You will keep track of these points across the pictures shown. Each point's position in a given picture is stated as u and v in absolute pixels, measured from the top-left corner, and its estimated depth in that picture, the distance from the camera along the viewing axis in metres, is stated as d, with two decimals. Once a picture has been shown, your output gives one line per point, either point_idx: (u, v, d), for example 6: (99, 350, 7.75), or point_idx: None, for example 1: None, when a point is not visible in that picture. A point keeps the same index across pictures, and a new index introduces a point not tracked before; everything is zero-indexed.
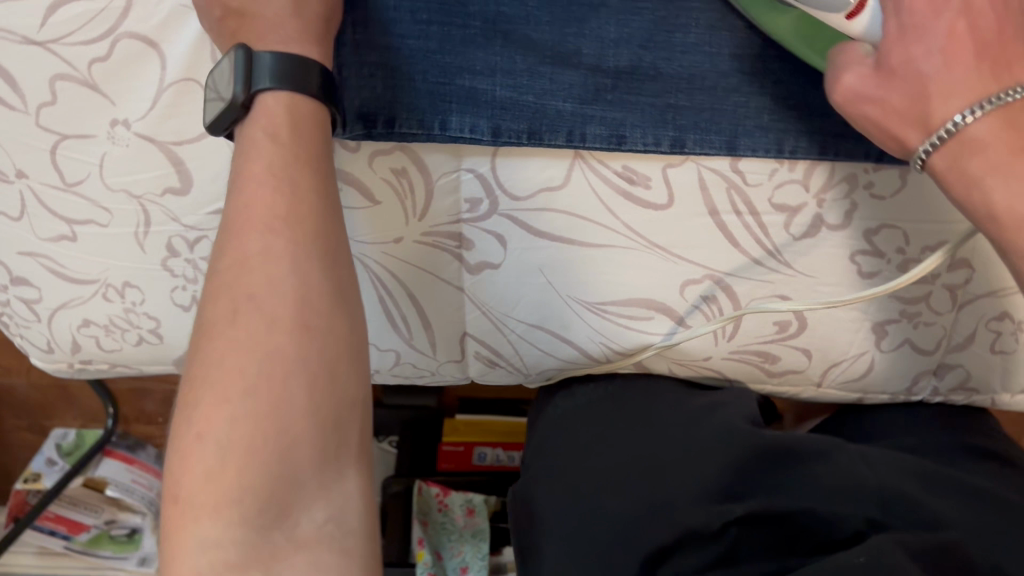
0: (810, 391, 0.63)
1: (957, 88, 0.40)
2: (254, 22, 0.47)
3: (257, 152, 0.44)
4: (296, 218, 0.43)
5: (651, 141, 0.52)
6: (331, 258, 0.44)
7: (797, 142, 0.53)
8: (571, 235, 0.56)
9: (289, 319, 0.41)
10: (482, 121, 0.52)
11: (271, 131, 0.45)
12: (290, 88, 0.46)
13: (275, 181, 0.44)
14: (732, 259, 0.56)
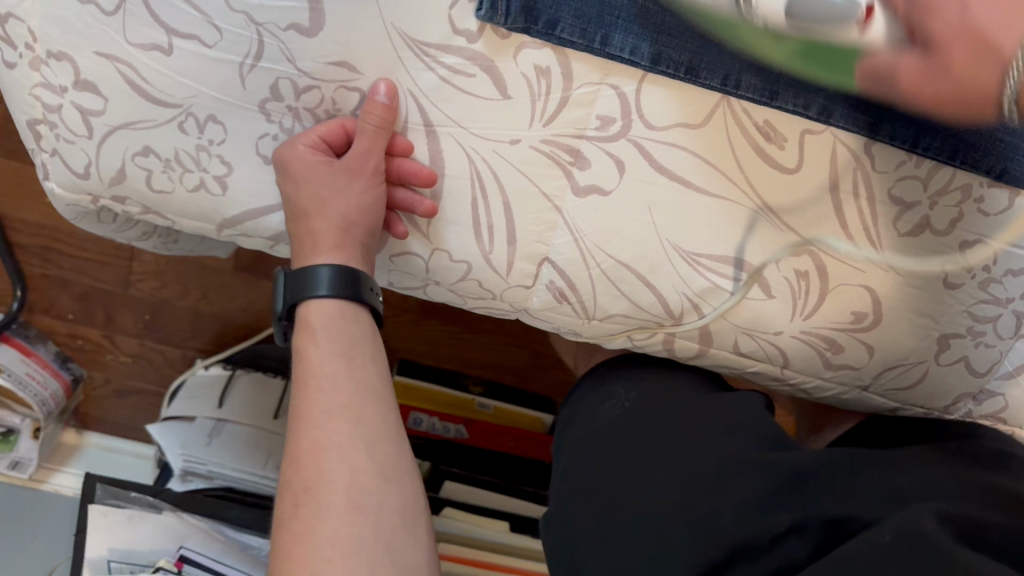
0: (852, 394, 0.63)
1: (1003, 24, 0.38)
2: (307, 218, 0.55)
3: (305, 364, 0.52)
4: (342, 411, 0.51)
5: (801, 104, 0.53)
6: (377, 444, 0.50)
7: (932, 140, 0.53)
8: (691, 178, 0.54)
9: (342, 502, 0.47)
10: (645, 45, 0.51)
11: (310, 343, 0.53)
12: (329, 304, 0.54)
13: (315, 382, 0.51)
14: (837, 239, 0.56)
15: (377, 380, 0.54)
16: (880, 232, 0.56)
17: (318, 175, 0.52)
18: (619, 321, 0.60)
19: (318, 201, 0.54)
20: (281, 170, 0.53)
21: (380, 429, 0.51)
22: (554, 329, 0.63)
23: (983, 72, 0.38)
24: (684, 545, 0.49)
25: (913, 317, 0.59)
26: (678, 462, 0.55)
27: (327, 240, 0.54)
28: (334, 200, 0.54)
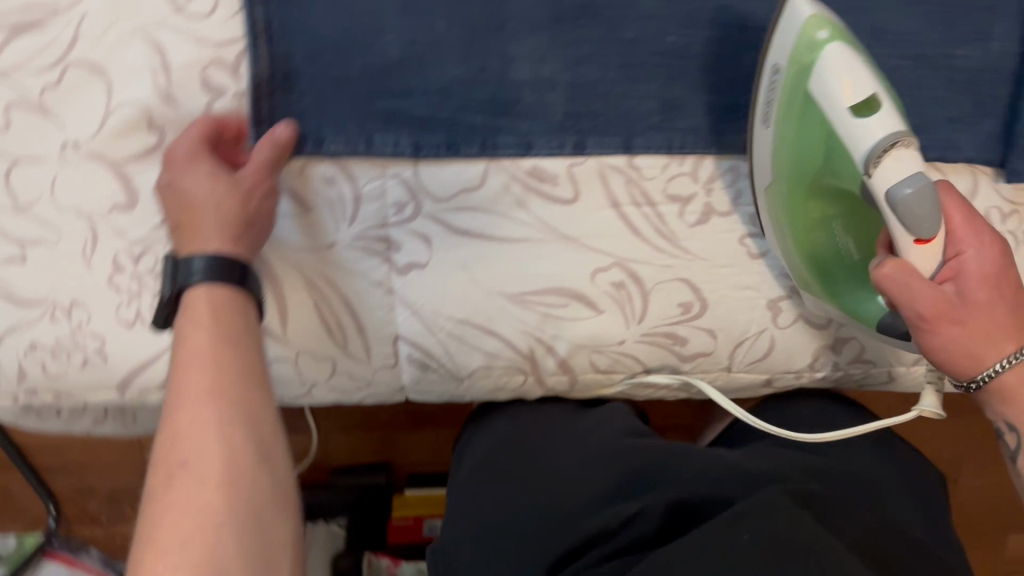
0: (721, 379, 0.68)
1: (994, 320, 0.49)
2: (196, 210, 0.54)
3: (186, 345, 0.49)
4: (220, 391, 0.48)
5: (555, 146, 0.60)
6: (253, 424, 0.48)
7: (684, 138, 0.61)
8: (497, 233, 0.61)
9: (216, 475, 0.45)
10: (404, 138, 0.59)
11: (192, 316, 0.50)
12: (215, 290, 0.51)
13: (196, 369, 0.48)
14: (636, 247, 0.63)
15: (255, 356, 0.51)
16: (673, 227, 0.62)
17: (201, 173, 0.54)
18: (486, 374, 0.66)
19: (192, 201, 0.54)
20: (166, 161, 0.55)
21: (258, 408, 0.49)
22: (440, 398, 0.68)
23: (992, 351, 0.49)
24: (553, 536, 0.56)
25: (736, 293, 0.64)
26: (555, 476, 0.60)
27: (210, 229, 0.53)
28: (212, 201, 0.54)
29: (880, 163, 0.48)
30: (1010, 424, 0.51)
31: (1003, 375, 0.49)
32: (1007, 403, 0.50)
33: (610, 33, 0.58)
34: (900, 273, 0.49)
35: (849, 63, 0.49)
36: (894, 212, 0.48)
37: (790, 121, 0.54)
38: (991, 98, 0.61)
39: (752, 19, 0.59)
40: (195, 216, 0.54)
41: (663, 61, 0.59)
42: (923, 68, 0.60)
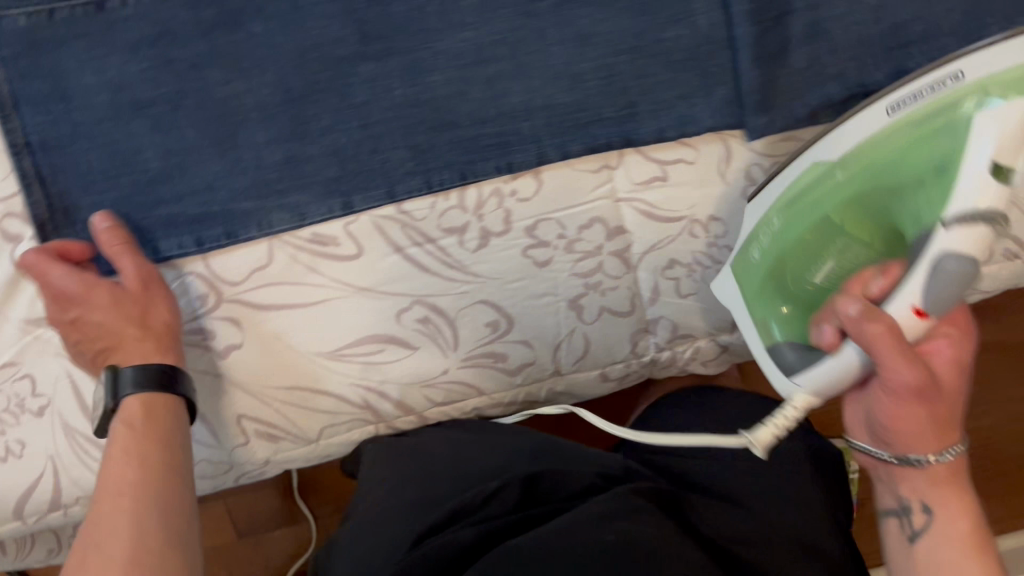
0: (558, 383, 0.72)
1: (946, 416, 0.53)
2: (111, 339, 0.61)
3: (117, 441, 0.56)
4: (137, 488, 0.53)
5: (326, 211, 0.65)
6: (169, 510, 0.53)
7: (441, 176, 0.65)
8: (298, 301, 0.67)
9: (126, 557, 0.49)
10: (187, 237, 0.65)
11: (122, 416, 0.57)
12: (139, 397, 0.58)
13: (117, 462, 0.54)
14: (426, 281, 0.67)
15: (178, 446, 0.58)
16: (457, 256, 0.67)
17: (104, 293, 0.61)
18: (333, 432, 0.71)
19: (111, 333, 0.61)
20: (60, 299, 0.61)
21: (173, 497, 0.54)
22: (307, 462, 0.74)
23: (932, 439, 0.53)
24: (415, 520, 0.61)
25: (535, 301, 0.68)
26: (428, 473, 0.66)
27: (135, 354, 0.60)
28: (117, 324, 0.61)
29: (958, 230, 0.47)
30: (924, 504, 0.55)
31: (923, 467, 0.54)
32: (926, 482, 0.55)
33: (342, 101, 0.64)
34: (875, 318, 0.49)
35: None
36: (924, 282, 0.49)
37: (903, 142, 0.51)
38: (714, 66, 0.64)
39: (467, 55, 0.64)
40: (122, 341, 0.61)
41: (398, 113, 0.64)
42: (638, 59, 0.64)
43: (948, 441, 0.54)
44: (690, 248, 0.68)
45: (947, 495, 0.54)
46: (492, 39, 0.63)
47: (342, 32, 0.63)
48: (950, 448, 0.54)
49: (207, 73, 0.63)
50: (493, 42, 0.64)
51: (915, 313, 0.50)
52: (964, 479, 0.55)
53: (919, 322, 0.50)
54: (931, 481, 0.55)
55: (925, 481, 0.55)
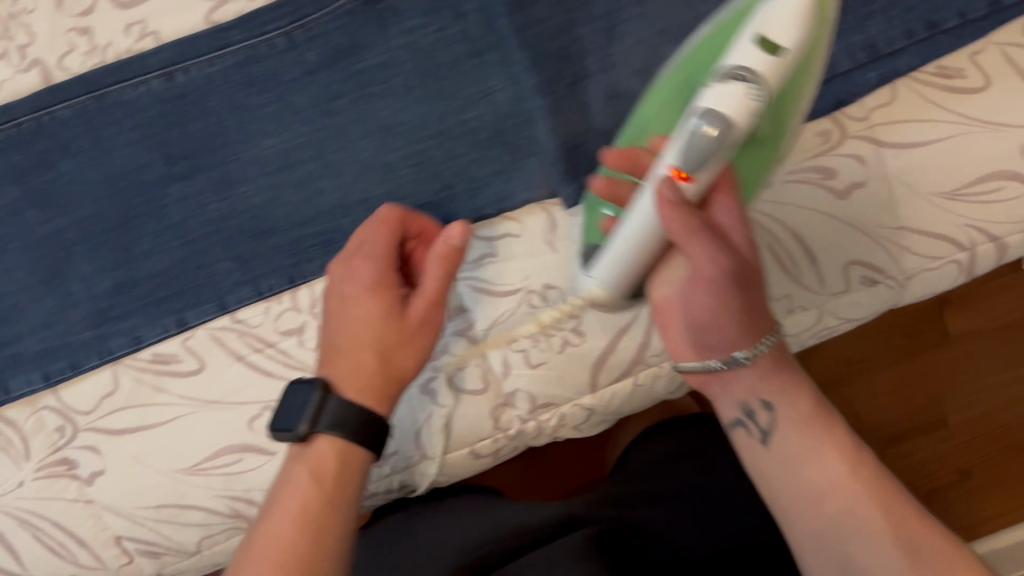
0: (427, 467, 0.70)
1: (757, 304, 0.49)
2: (341, 357, 0.57)
3: (295, 492, 0.53)
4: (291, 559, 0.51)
5: (161, 330, 0.66)
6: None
7: (269, 281, 0.66)
8: (152, 420, 0.67)
9: None
10: (35, 373, 0.67)
11: (306, 464, 0.54)
12: (336, 437, 0.55)
13: (302, 511, 0.53)
14: (274, 385, 0.66)
15: (341, 511, 0.54)
16: (300, 357, 0.66)
17: (347, 308, 0.58)
18: (214, 543, 0.68)
19: (348, 338, 0.57)
20: (342, 267, 0.59)
21: (322, 552, 0.52)
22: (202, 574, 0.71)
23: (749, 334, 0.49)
24: None
25: None
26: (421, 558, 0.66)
27: (348, 362, 0.57)
28: (370, 330, 0.57)
29: (721, 90, 0.46)
30: (765, 403, 0.50)
31: (748, 365, 0.50)
32: (757, 378, 0.50)
33: (159, 223, 0.65)
34: (688, 215, 0.46)
35: (795, 32, 0.48)
36: (681, 145, 0.47)
37: (722, 35, 0.52)
38: (526, 138, 0.63)
39: (274, 162, 0.64)
40: (364, 356, 0.57)
41: (216, 226, 0.65)
42: (446, 142, 0.64)
43: (763, 330, 0.49)
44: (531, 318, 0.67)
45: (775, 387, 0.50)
46: (294, 143, 0.64)
47: (147, 158, 0.64)
48: (767, 338, 0.50)
49: (26, 215, 0.65)
50: (297, 146, 0.64)
51: (676, 174, 0.47)
52: (791, 365, 0.51)
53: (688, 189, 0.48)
54: (762, 374, 0.50)
55: (756, 376, 0.50)
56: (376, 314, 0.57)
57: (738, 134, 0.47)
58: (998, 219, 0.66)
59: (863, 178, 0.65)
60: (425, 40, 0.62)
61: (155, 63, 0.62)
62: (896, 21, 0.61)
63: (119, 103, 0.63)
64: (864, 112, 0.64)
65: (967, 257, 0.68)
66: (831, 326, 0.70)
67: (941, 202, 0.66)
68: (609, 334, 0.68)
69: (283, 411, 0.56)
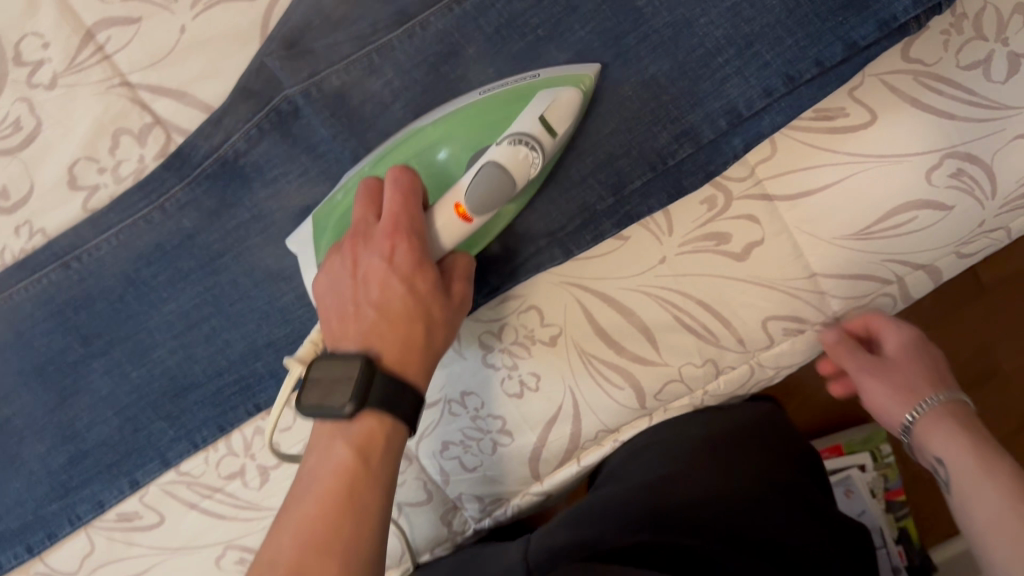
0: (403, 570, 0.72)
1: (908, 380, 0.61)
2: (373, 326, 0.49)
3: (301, 485, 0.48)
4: (324, 543, 0.44)
5: (118, 492, 0.70)
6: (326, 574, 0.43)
7: (202, 432, 0.68)
8: (134, 570, 0.70)
9: None
10: (18, 547, 0.72)
11: (347, 438, 0.47)
12: (364, 423, 0.47)
13: (349, 485, 0.46)
14: (229, 525, 0.69)
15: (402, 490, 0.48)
16: (246, 496, 0.68)
17: (384, 270, 0.50)
18: None
19: (391, 296, 0.49)
20: (357, 234, 0.52)
21: (364, 530, 0.45)
22: None
23: (901, 406, 0.61)
24: None
25: None
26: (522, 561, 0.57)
27: (390, 339, 0.49)
28: (407, 302, 0.49)
29: (513, 151, 0.51)
30: (937, 458, 0.57)
31: (915, 421, 0.60)
32: (931, 420, 0.58)
33: (91, 396, 0.68)
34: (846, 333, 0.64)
35: (560, 129, 0.53)
36: (467, 183, 0.51)
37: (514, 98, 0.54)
38: None
39: (178, 324, 0.66)
40: (414, 333, 0.49)
41: (142, 390, 0.68)
42: None
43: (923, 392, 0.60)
44: (456, 427, 0.67)
45: (949, 421, 0.58)
46: (190, 301, 0.66)
47: (65, 342, 0.67)
48: (930, 398, 0.60)
49: None
50: (197, 306, 0.66)
51: (458, 213, 0.52)
52: (963, 419, 0.58)
53: (465, 226, 0.52)
54: (939, 417, 0.58)
55: (931, 418, 0.59)
56: (408, 284, 0.50)
57: (511, 192, 0.52)
58: (917, 248, 0.62)
59: (761, 236, 0.62)
60: (289, 186, 0.63)
61: (47, 258, 0.65)
62: (753, 81, 0.57)
63: (26, 301, 0.66)
64: (746, 170, 0.61)
65: (897, 289, 0.64)
66: (768, 376, 0.67)
67: (850, 243, 0.62)
68: (538, 429, 0.67)
69: (331, 376, 0.48)
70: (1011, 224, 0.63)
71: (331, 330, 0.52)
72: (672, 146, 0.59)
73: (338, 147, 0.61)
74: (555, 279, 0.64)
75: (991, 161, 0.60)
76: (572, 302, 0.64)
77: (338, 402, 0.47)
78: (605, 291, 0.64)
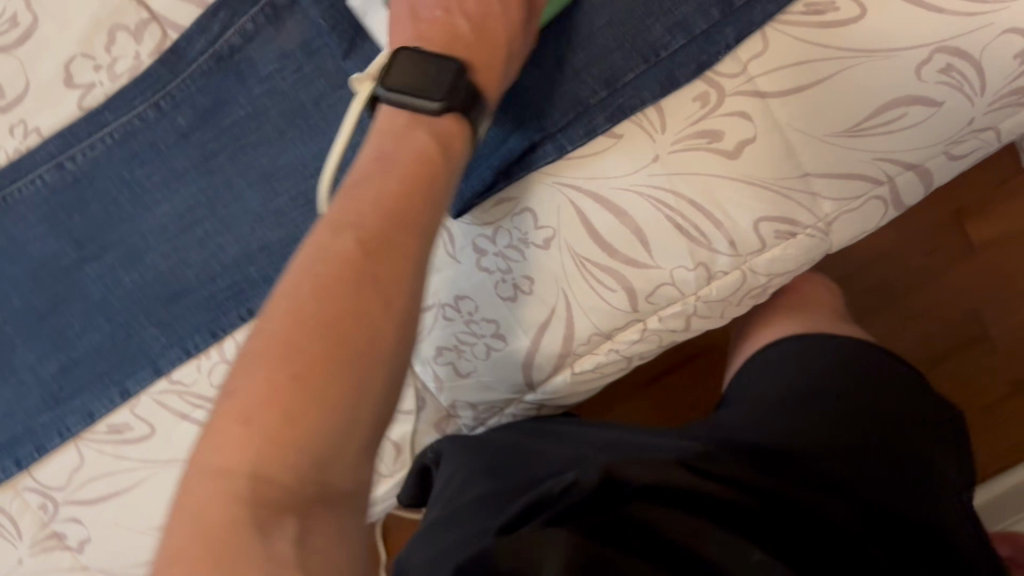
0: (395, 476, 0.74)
1: None
2: (463, 39, 0.53)
3: (365, 166, 0.50)
4: (395, 221, 0.47)
5: (107, 402, 0.69)
6: (398, 252, 0.46)
7: (194, 339, 0.67)
8: (123, 485, 0.70)
9: (320, 325, 0.42)
10: (7, 461, 0.71)
11: (430, 128, 0.51)
12: (452, 120, 0.51)
13: (424, 165, 0.49)
14: None
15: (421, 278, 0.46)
16: None
17: None
18: None
19: (486, 9, 0.54)
20: None
21: (429, 215, 0.48)
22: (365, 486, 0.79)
23: None
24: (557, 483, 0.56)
25: None
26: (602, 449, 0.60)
27: (484, 50, 0.53)
28: (502, 15, 0.54)
29: None
30: None
31: None
32: None
33: (82, 302, 0.68)
34: None
35: None
36: None
37: None
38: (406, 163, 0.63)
39: (171, 226, 0.66)
40: (499, 51, 0.54)
41: (136, 295, 0.67)
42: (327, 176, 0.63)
43: None
44: (450, 330, 0.67)
45: None
46: (185, 202, 0.65)
47: (58, 246, 0.67)
48: None
49: None
50: (190, 209, 0.65)
51: None
52: None
53: None
54: None
55: None
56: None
57: None
58: (907, 146, 0.62)
59: (753, 134, 0.62)
60: (284, 83, 0.63)
61: (43, 157, 0.66)
62: None
63: (21, 201, 0.67)
64: (738, 66, 0.61)
65: (888, 190, 0.64)
66: (760, 284, 0.67)
67: (841, 140, 0.62)
68: (531, 333, 0.67)
69: (422, 69, 0.51)
70: (999, 125, 0.63)
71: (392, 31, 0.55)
72: (666, 39, 0.60)
73: (334, 39, 0.60)
74: (548, 181, 0.64)
75: (979, 57, 0.60)
76: (564, 203, 0.64)
77: (439, 92, 0.50)
78: (598, 191, 0.64)
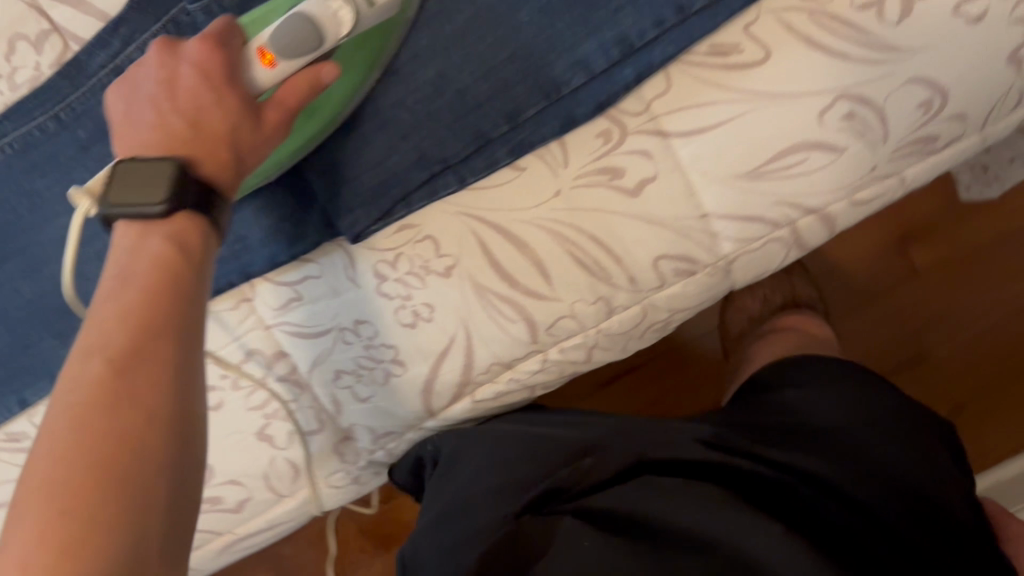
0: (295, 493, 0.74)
1: None
2: (210, 129, 0.50)
3: (108, 273, 0.47)
4: (151, 303, 0.44)
5: (5, 411, 0.69)
6: (160, 332, 0.44)
7: None
8: None
9: (83, 425, 0.40)
10: None
11: (161, 230, 0.47)
12: (178, 220, 0.48)
13: (156, 264, 0.46)
14: None
15: (187, 376, 0.43)
16: None
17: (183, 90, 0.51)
18: None
19: (185, 127, 0.50)
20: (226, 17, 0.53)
21: (185, 290, 0.46)
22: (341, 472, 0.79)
23: None
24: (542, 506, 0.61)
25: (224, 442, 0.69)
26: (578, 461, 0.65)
27: (215, 144, 0.50)
28: (225, 106, 0.51)
29: None
30: None
31: None
32: None
33: None
34: None
35: None
36: None
37: None
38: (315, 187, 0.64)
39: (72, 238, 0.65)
40: (237, 135, 0.51)
41: (36, 305, 0.67)
42: None
43: None
44: (350, 354, 0.67)
45: None
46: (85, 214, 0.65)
47: None
48: None
49: None
50: None
51: None
52: None
53: None
54: None
55: None
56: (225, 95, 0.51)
57: None
58: (809, 191, 0.62)
59: (655, 172, 0.62)
60: None
61: None
62: (645, 11, 0.58)
63: None
64: (641, 105, 0.61)
65: (789, 233, 0.64)
66: (662, 319, 0.68)
67: (743, 183, 0.61)
68: (430, 361, 0.66)
69: (135, 180, 0.48)
70: (904, 172, 0.63)
71: (124, 141, 0.52)
72: (567, 75, 0.59)
73: None
74: (450, 209, 0.64)
75: (884, 103, 0.59)
76: (468, 232, 0.63)
77: (155, 200, 0.47)
78: (500, 222, 0.63)
